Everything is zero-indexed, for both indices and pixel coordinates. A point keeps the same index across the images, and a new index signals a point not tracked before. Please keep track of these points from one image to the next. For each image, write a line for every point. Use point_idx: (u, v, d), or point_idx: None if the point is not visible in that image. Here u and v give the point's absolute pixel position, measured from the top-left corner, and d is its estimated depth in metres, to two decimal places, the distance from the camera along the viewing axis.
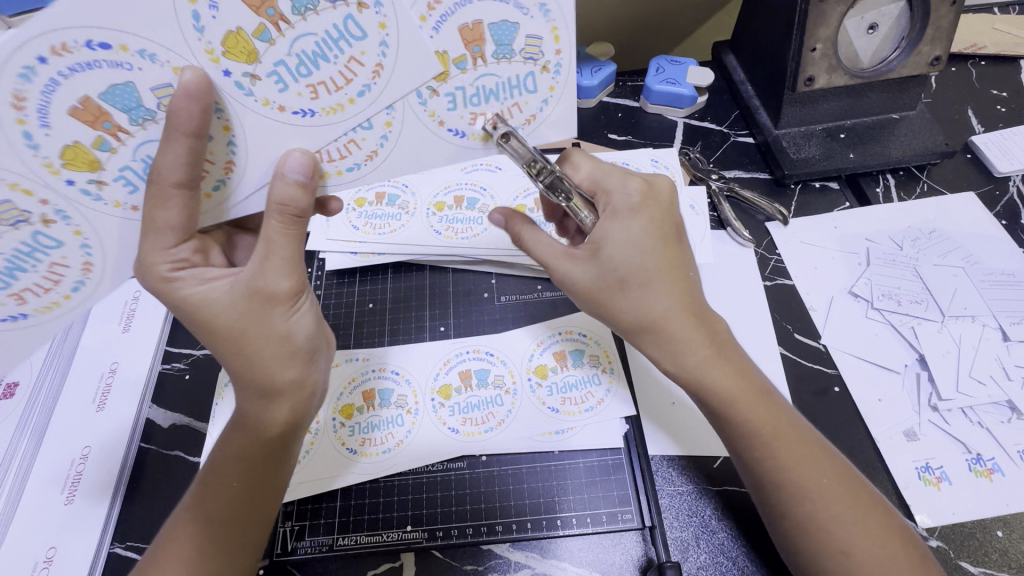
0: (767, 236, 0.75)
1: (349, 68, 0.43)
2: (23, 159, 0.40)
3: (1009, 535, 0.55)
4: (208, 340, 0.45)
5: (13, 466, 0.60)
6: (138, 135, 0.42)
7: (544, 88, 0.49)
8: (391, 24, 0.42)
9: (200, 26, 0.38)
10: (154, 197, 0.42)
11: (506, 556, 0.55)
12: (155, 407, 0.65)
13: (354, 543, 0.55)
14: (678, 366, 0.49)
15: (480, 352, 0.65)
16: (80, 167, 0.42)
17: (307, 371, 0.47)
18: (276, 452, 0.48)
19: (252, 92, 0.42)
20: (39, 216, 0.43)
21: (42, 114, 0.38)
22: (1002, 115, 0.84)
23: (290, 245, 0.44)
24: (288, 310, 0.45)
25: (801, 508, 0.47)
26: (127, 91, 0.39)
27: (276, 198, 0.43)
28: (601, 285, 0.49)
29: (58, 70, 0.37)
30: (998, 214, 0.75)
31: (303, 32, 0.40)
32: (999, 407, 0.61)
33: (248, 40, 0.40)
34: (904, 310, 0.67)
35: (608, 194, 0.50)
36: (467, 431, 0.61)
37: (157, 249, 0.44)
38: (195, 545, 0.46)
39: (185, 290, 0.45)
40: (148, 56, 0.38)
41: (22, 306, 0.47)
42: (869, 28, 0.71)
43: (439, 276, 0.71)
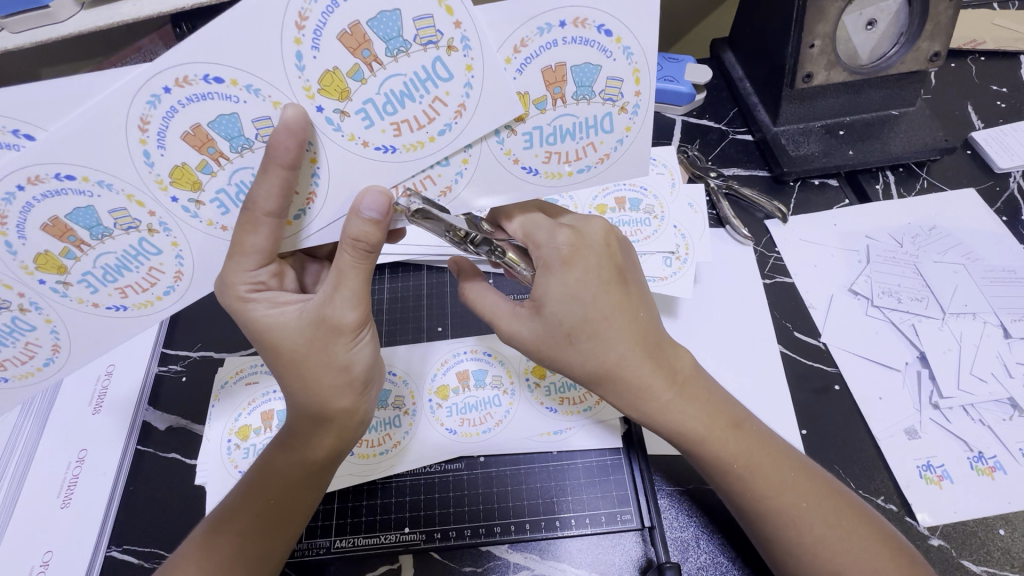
0: (766, 234, 0.74)
1: (433, 107, 0.42)
2: (139, 175, 0.40)
3: (1012, 533, 0.55)
4: (273, 362, 0.45)
5: (11, 463, 0.60)
6: (236, 162, 0.41)
7: (620, 129, 0.46)
8: (478, 66, 0.41)
9: (301, 64, 0.38)
10: (245, 224, 0.41)
11: (505, 557, 0.55)
12: (151, 409, 0.64)
13: (351, 545, 0.55)
14: (643, 413, 0.50)
15: (478, 352, 0.65)
16: (184, 186, 0.42)
17: (359, 401, 0.48)
18: (317, 476, 0.48)
19: (339, 128, 0.41)
20: (147, 226, 0.43)
21: (160, 138, 0.39)
22: (1002, 111, 0.83)
23: (360, 277, 0.43)
24: (350, 341, 0.45)
25: (784, 533, 0.46)
26: (230, 121, 0.39)
27: (351, 234, 0.41)
28: (550, 339, 0.49)
29: (178, 99, 0.38)
30: (998, 210, 0.75)
31: (393, 71, 0.40)
32: (1000, 405, 0.61)
33: (342, 80, 0.39)
34: (903, 308, 0.66)
35: (540, 245, 0.49)
36: (465, 432, 0.60)
37: (240, 270, 0.43)
38: (222, 559, 0.45)
39: (256, 313, 0.44)
40: (254, 90, 0.39)
41: (124, 300, 0.47)
42: (867, 24, 0.70)
43: (437, 276, 0.71)
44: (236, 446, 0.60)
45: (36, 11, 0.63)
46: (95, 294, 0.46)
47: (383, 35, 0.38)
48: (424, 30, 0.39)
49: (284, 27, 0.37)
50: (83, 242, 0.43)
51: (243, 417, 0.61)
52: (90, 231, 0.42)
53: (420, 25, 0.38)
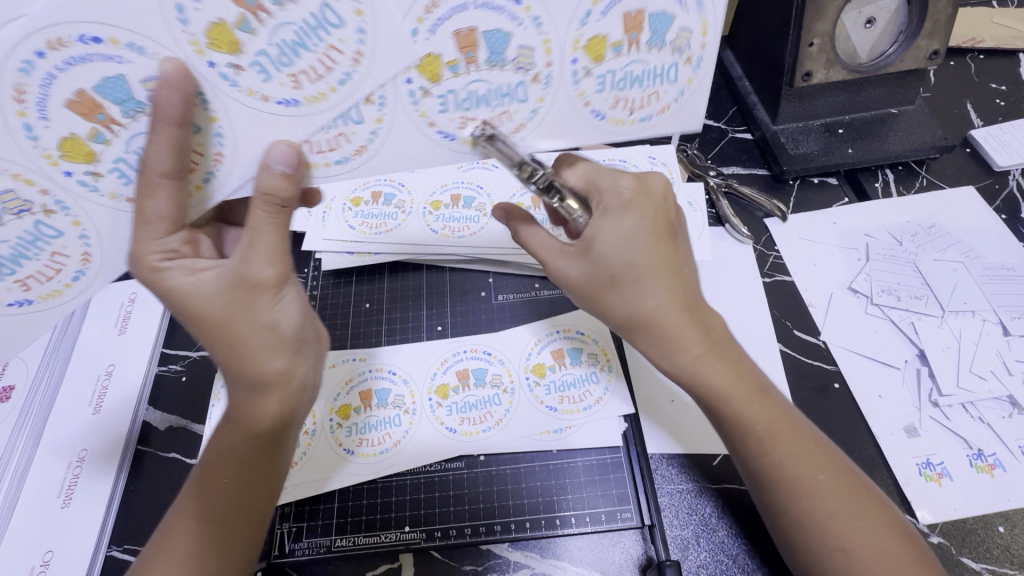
0: (765, 232, 0.74)
1: (330, 56, 0.40)
2: (24, 150, 0.39)
3: (1011, 530, 0.55)
4: (195, 330, 0.43)
5: (9, 468, 0.60)
6: (131, 128, 0.40)
7: (683, 80, 0.48)
8: (368, 11, 0.39)
9: (183, 18, 0.37)
10: (142, 188, 0.41)
11: (505, 556, 0.55)
12: (152, 409, 0.64)
13: (352, 544, 0.55)
14: (670, 363, 0.48)
15: (478, 352, 0.65)
16: (77, 160, 0.41)
17: (294, 362, 0.46)
18: (270, 447, 0.46)
19: (233, 83, 0.40)
20: (41, 207, 0.42)
21: (41, 108, 0.38)
22: (1001, 109, 0.83)
23: (273, 232, 0.43)
24: (273, 297, 0.44)
25: (798, 506, 0.46)
26: (116, 83, 0.38)
27: (261, 188, 0.42)
28: (594, 280, 0.48)
29: (53, 65, 0.36)
30: (997, 208, 0.75)
31: (282, 20, 0.38)
32: (999, 402, 0.61)
33: (229, 32, 0.38)
34: (903, 306, 0.66)
35: (601, 191, 0.48)
36: (465, 431, 0.60)
37: (147, 239, 0.42)
38: (185, 550, 0.45)
39: (173, 281, 0.43)
40: (137, 49, 0.37)
41: (26, 292, 0.46)
42: (865, 23, 0.70)
43: (436, 276, 0.71)
44: None
45: None
46: None
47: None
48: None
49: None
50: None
51: None
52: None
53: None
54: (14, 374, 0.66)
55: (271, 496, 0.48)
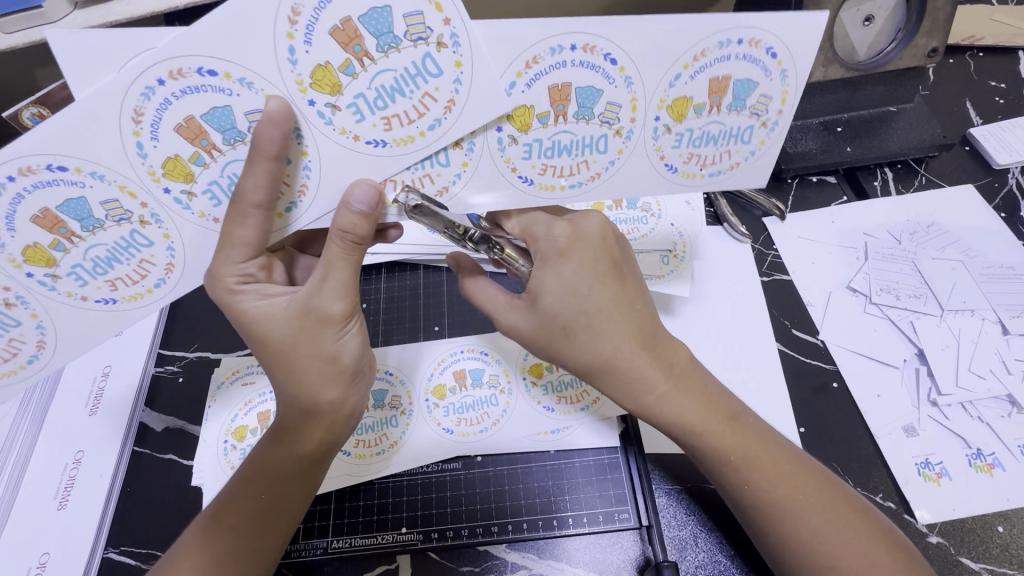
0: (764, 231, 0.74)
1: (423, 103, 0.42)
2: (132, 166, 0.40)
3: (1011, 530, 0.55)
4: (261, 354, 0.46)
5: (12, 456, 0.60)
6: (230, 155, 0.41)
7: (756, 142, 0.47)
8: (467, 63, 0.41)
9: (294, 58, 0.38)
10: (233, 215, 0.41)
11: (503, 557, 0.55)
12: (149, 410, 0.64)
13: (349, 546, 0.55)
14: (637, 406, 0.49)
15: (474, 352, 0.65)
16: (177, 177, 0.41)
17: (347, 393, 0.47)
18: (310, 470, 0.48)
19: (330, 122, 0.41)
20: (139, 218, 0.43)
21: (154, 130, 0.39)
22: (1000, 107, 0.83)
23: (347, 270, 0.43)
24: (338, 332, 0.45)
25: (781, 528, 0.46)
26: (224, 114, 0.40)
27: (338, 226, 0.41)
28: (546, 331, 0.49)
29: (172, 91, 0.38)
30: (996, 206, 0.74)
31: (383, 66, 0.40)
32: (999, 402, 0.61)
33: (332, 73, 0.39)
34: (902, 305, 0.66)
35: (537, 238, 0.50)
36: (462, 432, 0.60)
37: (226, 262, 0.43)
38: (216, 553, 0.45)
39: (246, 305, 0.44)
40: (247, 83, 0.39)
41: (113, 293, 0.46)
42: (864, 20, 0.70)
43: (434, 276, 0.71)
44: (233, 446, 0.60)
45: (31, 10, 0.60)
46: (84, 286, 0.45)
47: (374, 30, 0.38)
48: (414, 27, 0.39)
49: (276, 24, 0.37)
50: (74, 234, 0.42)
51: (240, 417, 0.61)
52: (81, 222, 0.42)
53: (411, 22, 0.38)
54: None
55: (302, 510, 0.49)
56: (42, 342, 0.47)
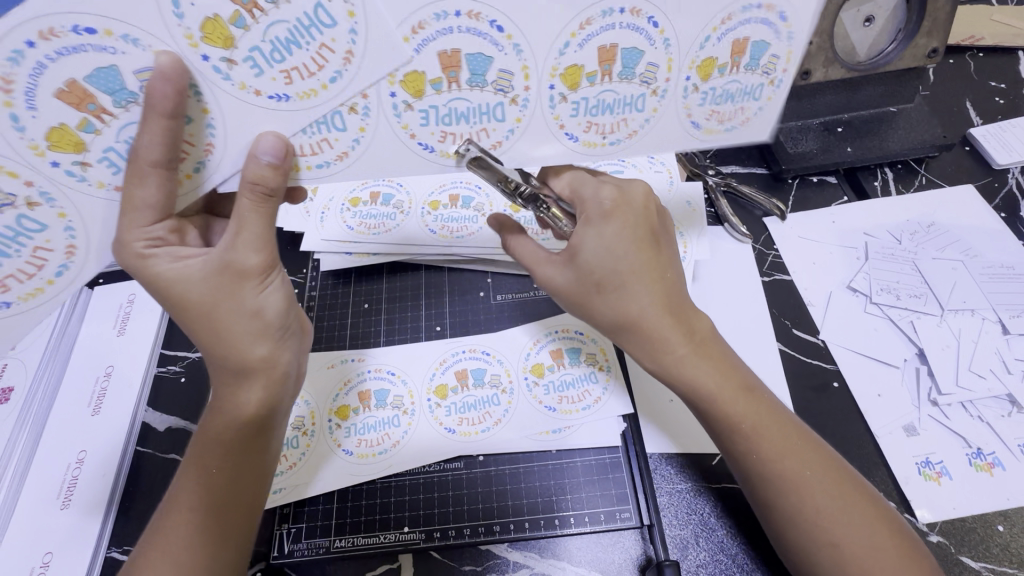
0: (764, 231, 0.74)
1: (322, 54, 0.40)
2: (10, 140, 0.39)
3: (1011, 529, 0.55)
4: (181, 317, 0.45)
5: (10, 465, 0.59)
6: (122, 118, 0.40)
7: (763, 99, 0.49)
8: (362, 11, 0.39)
9: (179, 12, 0.37)
10: (131, 177, 0.41)
11: (505, 556, 0.55)
12: (151, 410, 0.64)
13: (351, 545, 0.55)
14: (656, 364, 0.50)
15: (476, 352, 0.65)
16: (66, 149, 0.40)
17: (277, 349, 0.48)
18: (254, 432, 0.48)
19: (228, 77, 0.40)
20: (25, 199, 0.41)
21: (29, 97, 0.37)
22: (1000, 107, 0.83)
23: (259, 221, 0.43)
24: (259, 284, 0.45)
25: (786, 504, 0.46)
26: (109, 75, 0.38)
27: (247, 176, 0.42)
28: (580, 288, 0.50)
29: (45, 54, 0.36)
30: (996, 206, 0.75)
31: (275, 18, 0.38)
32: (999, 401, 0.61)
33: (223, 27, 0.38)
34: (902, 304, 0.66)
35: (585, 200, 0.50)
36: (464, 431, 0.60)
37: (133, 227, 0.42)
38: (179, 542, 0.45)
39: (158, 268, 0.43)
40: (131, 41, 0.37)
41: (4, 293, 0.45)
42: (864, 21, 0.70)
43: (435, 276, 0.71)
44: None
45: None
46: None
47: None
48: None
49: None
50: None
51: None
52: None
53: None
54: (13, 373, 0.65)
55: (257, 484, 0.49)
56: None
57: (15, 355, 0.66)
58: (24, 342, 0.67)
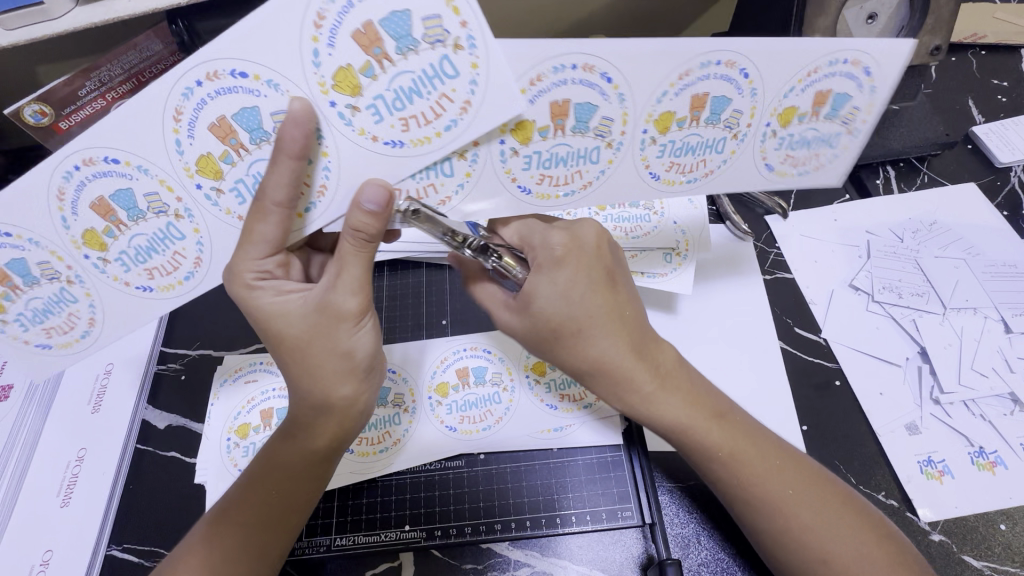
0: (766, 229, 0.74)
1: (440, 104, 0.42)
2: (170, 162, 0.42)
3: (1013, 528, 0.55)
4: (277, 351, 0.47)
5: (11, 462, 0.60)
6: (255, 153, 0.43)
7: (839, 146, 0.50)
8: (483, 65, 0.41)
9: (318, 61, 0.39)
10: (255, 213, 0.42)
11: (506, 555, 0.55)
12: (151, 408, 0.64)
13: (352, 543, 0.55)
14: (626, 405, 0.50)
15: (477, 350, 0.65)
16: (207, 175, 0.43)
17: (359, 389, 0.48)
18: (321, 466, 0.48)
19: (350, 123, 0.42)
20: (175, 212, 0.45)
21: (191, 128, 0.41)
22: (1002, 106, 0.83)
23: (360, 266, 0.44)
24: (352, 327, 0.45)
25: (772, 522, 0.46)
26: (251, 113, 0.41)
27: (351, 224, 0.42)
28: (536, 334, 0.50)
29: (207, 92, 0.40)
30: (998, 205, 0.74)
31: (402, 68, 0.40)
32: (1001, 400, 0.61)
33: (353, 76, 0.40)
34: (904, 303, 0.66)
35: (535, 246, 0.51)
36: (465, 430, 0.60)
37: (247, 258, 0.44)
38: (221, 558, 0.45)
39: (262, 302, 0.45)
40: (274, 85, 0.40)
41: (149, 280, 0.48)
42: (867, 18, 0.70)
43: (436, 274, 0.71)
44: (235, 444, 0.60)
45: None
46: (126, 271, 0.47)
47: (394, 33, 0.39)
48: (431, 29, 0.39)
49: (302, 27, 0.38)
50: (122, 222, 0.45)
51: (242, 415, 0.62)
52: (127, 212, 0.44)
53: (428, 25, 0.39)
54: (13, 373, 0.65)
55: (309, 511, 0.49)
56: (93, 321, 0.50)
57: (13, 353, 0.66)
58: None
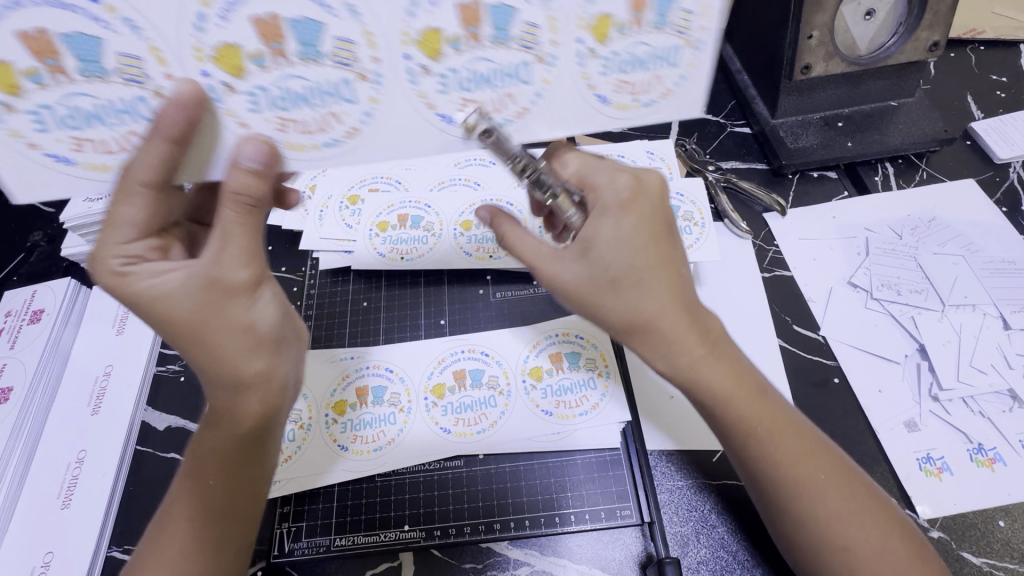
0: (764, 227, 0.74)
1: (652, 82, 0.44)
2: (181, 36, 0.38)
3: (1012, 525, 0.55)
4: (169, 336, 0.41)
5: (12, 461, 0.58)
6: (294, 67, 0.40)
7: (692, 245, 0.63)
8: (702, 66, 0.43)
9: (201, 26, 0.38)
10: (119, 193, 0.40)
11: (505, 553, 0.55)
12: (150, 410, 0.65)
13: (352, 544, 0.55)
14: (669, 365, 0.45)
15: (475, 352, 0.65)
16: (223, 66, 0.39)
17: (274, 361, 0.43)
18: (250, 448, 0.45)
19: (581, 64, 0.42)
20: (153, 87, 0.39)
21: (226, 9, 0.37)
22: (1002, 101, 0.83)
23: (246, 232, 0.40)
24: (248, 299, 0.41)
25: (800, 508, 0.46)
26: (312, 27, 0.38)
27: (230, 187, 0.38)
28: (593, 286, 0.44)
29: (28, 0, 0.36)
30: (997, 201, 0.74)
31: (644, 39, 0.42)
32: (1000, 396, 0.61)
33: (608, 25, 0.41)
34: (903, 300, 0.66)
35: (597, 188, 0.45)
36: (459, 432, 0.60)
37: (110, 242, 0.40)
38: (178, 550, 0.43)
39: (140, 285, 0.40)
40: (350, 11, 0.38)
41: (75, 152, 0.41)
42: (865, 15, 0.69)
43: (434, 275, 0.71)
44: None
45: None
46: (45, 131, 0.40)
47: (495, 23, 0.40)
48: (527, 33, 0.41)
49: None
50: (63, 71, 0.38)
51: None
52: (80, 63, 0.38)
53: (525, 29, 0.40)
54: (12, 374, 0.64)
55: (259, 494, 0.47)
56: None
57: (12, 355, 0.65)
58: (21, 343, 0.66)
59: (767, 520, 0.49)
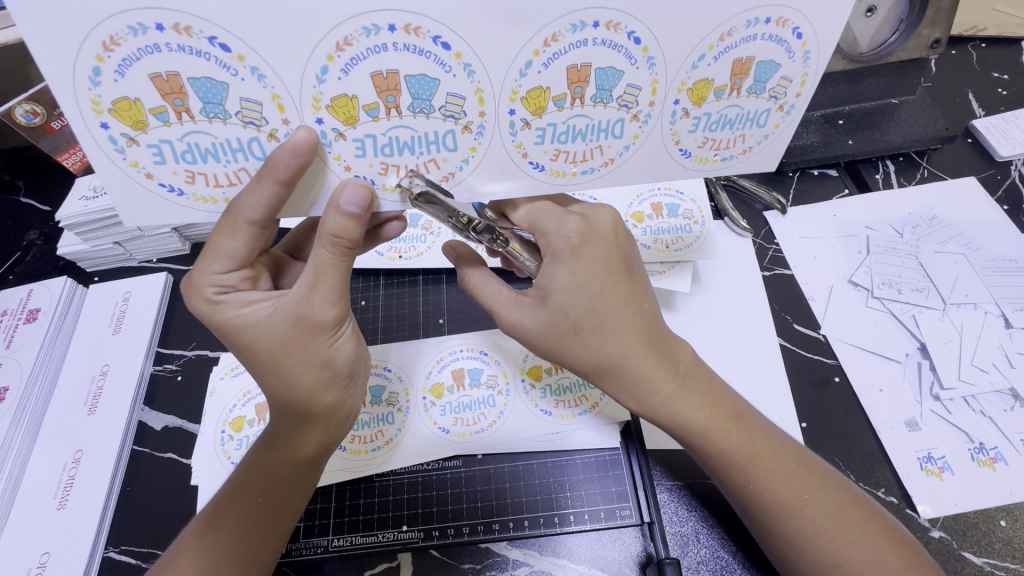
0: (765, 225, 0.74)
1: (735, 140, 0.45)
2: (302, 86, 0.36)
3: (1013, 524, 0.55)
4: (252, 362, 0.43)
5: (10, 456, 0.58)
6: (403, 119, 0.39)
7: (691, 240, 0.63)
8: (784, 128, 0.44)
9: (323, 78, 0.36)
10: (223, 227, 0.40)
11: (504, 554, 0.55)
12: (148, 410, 0.64)
13: (350, 544, 0.55)
14: (642, 404, 0.47)
15: (473, 351, 0.64)
16: (337, 115, 0.38)
17: (343, 396, 0.47)
18: (309, 471, 0.48)
19: (673, 123, 0.42)
20: (270, 130, 0.38)
21: (350, 63, 0.36)
22: (1003, 98, 0.82)
23: (336, 274, 0.41)
24: (331, 336, 0.43)
25: (787, 527, 0.46)
26: (215, 87, 0.35)
27: (329, 229, 0.39)
28: (554, 330, 0.46)
29: (167, 41, 0.33)
30: (998, 199, 0.74)
31: (738, 103, 0.42)
32: (1001, 395, 0.60)
33: (707, 90, 0.41)
34: (903, 299, 0.66)
35: (547, 233, 0.46)
36: (458, 432, 0.60)
37: (207, 271, 0.42)
38: (208, 559, 0.44)
39: (229, 314, 0.42)
40: (468, 70, 0.37)
41: (186, 184, 0.40)
42: (867, 11, 0.68)
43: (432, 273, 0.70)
44: (230, 437, 0.60)
45: None
46: (161, 165, 0.38)
47: (600, 82, 0.39)
48: (628, 94, 0.40)
49: (709, 34, 0.38)
50: (187, 111, 0.36)
51: (237, 409, 0.61)
52: (204, 104, 0.36)
53: (627, 90, 0.40)
54: (8, 374, 0.63)
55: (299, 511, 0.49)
56: None
57: (8, 355, 0.65)
58: (17, 342, 0.66)
59: (759, 538, 0.49)
